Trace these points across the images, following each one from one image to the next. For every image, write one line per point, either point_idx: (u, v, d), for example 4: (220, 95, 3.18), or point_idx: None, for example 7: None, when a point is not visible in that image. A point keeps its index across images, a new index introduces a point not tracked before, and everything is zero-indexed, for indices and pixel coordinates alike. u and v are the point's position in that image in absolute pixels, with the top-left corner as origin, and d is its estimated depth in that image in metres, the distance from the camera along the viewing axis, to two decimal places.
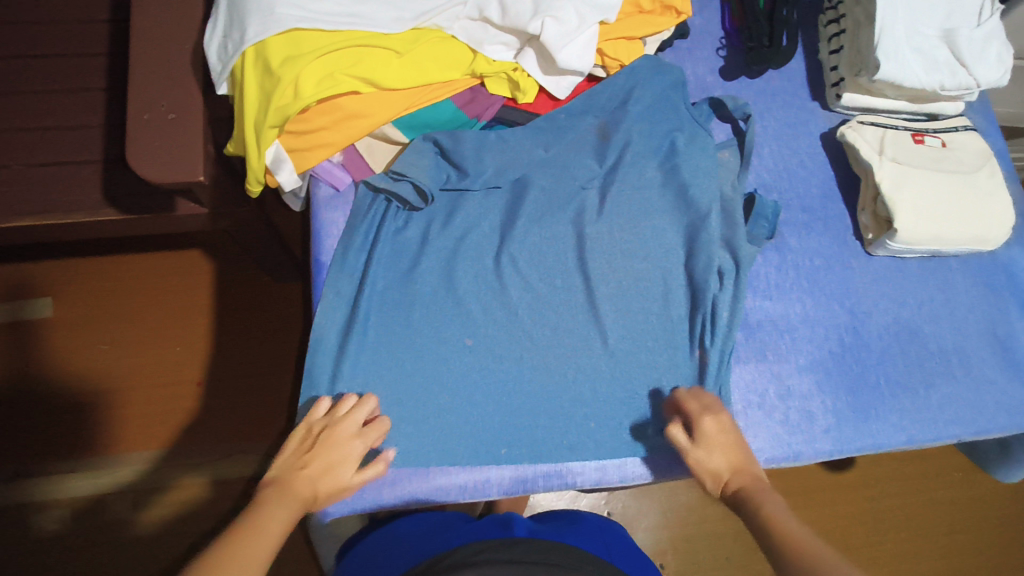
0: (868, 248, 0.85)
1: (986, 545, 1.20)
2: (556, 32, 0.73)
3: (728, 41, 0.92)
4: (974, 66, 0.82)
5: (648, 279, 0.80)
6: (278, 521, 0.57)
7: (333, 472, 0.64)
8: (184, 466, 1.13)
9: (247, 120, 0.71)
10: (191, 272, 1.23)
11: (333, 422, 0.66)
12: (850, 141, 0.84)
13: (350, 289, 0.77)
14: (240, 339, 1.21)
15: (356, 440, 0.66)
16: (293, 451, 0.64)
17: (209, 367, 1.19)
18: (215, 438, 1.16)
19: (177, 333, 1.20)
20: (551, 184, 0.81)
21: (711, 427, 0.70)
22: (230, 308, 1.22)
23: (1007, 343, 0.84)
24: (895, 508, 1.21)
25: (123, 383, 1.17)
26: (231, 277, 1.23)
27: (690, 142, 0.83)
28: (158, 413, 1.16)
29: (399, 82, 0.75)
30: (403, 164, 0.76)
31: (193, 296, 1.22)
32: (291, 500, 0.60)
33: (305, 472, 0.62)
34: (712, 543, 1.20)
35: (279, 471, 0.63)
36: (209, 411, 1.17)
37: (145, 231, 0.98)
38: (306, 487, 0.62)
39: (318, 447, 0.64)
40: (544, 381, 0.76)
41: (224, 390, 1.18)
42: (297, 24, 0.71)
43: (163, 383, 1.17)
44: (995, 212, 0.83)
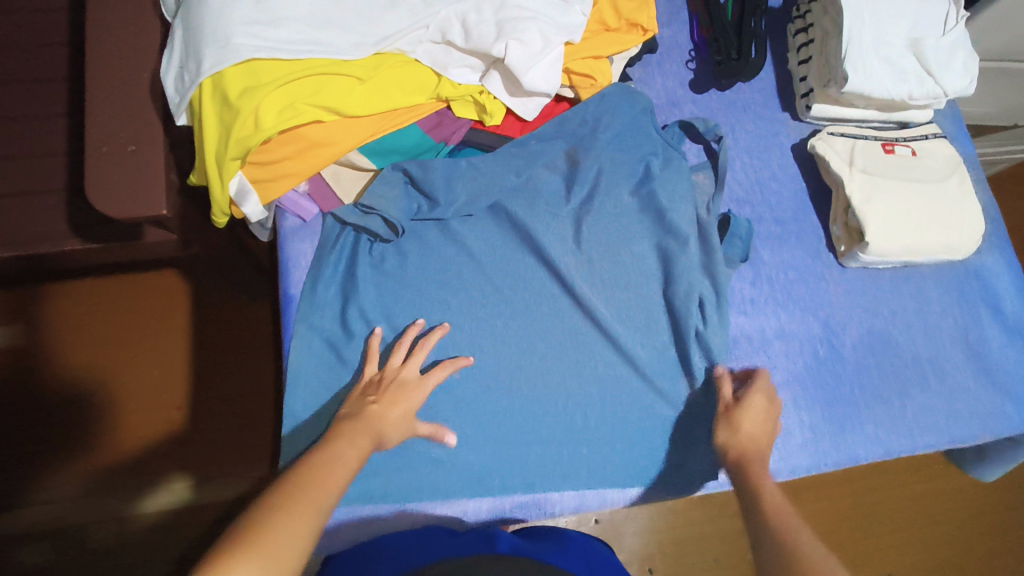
0: (841, 260, 0.85)
1: (965, 536, 1.22)
2: (520, 55, 0.72)
3: (696, 53, 0.91)
4: (940, 75, 0.82)
5: (630, 304, 0.80)
6: (348, 459, 0.60)
7: (403, 411, 0.67)
8: (166, 492, 1.11)
9: (207, 151, 0.70)
10: (168, 294, 1.21)
11: (393, 366, 0.70)
12: (820, 153, 0.84)
13: (321, 322, 0.75)
14: (219, 362, 1.19)
15: (418, 380, 0.70)
16: (360, 393, 0.68)
17: (192, 391, 1.17)
18: (199, 462, 1.14)
19: (157, 357, 1.18)
20: (523, 210, 0.80)
21: (757, 402, 0.73)
22: (210, 331, 1.20)
23: (979, 349, 0.85)
24: (878, 502, 1.22)
25: (104, 410, 1.14)
26: (208, 297, 1.21)
27: (664, 167, 0.82)
28: (141, 439, 1.14)
29: (362, 109, 0.74)
30: (372, 197, 0.75)
31: (171, 318, 1.20)
32: (362, 434, 0.63)
33: (375, 407, 0.66)
34: (701, 545, 1.21)
35: (350, 408, 0.67)
36: (191, 434, 1.15)
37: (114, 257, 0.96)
38: (377, 422, 0.65)
39: (385, 388, 0.68)
40: (523, 407, 0.75)
41: (206, 412, 1.16)
42: (255, 55, 0.69)
43: (146, 408, 1.15)
44: (966, 222, 0.83)
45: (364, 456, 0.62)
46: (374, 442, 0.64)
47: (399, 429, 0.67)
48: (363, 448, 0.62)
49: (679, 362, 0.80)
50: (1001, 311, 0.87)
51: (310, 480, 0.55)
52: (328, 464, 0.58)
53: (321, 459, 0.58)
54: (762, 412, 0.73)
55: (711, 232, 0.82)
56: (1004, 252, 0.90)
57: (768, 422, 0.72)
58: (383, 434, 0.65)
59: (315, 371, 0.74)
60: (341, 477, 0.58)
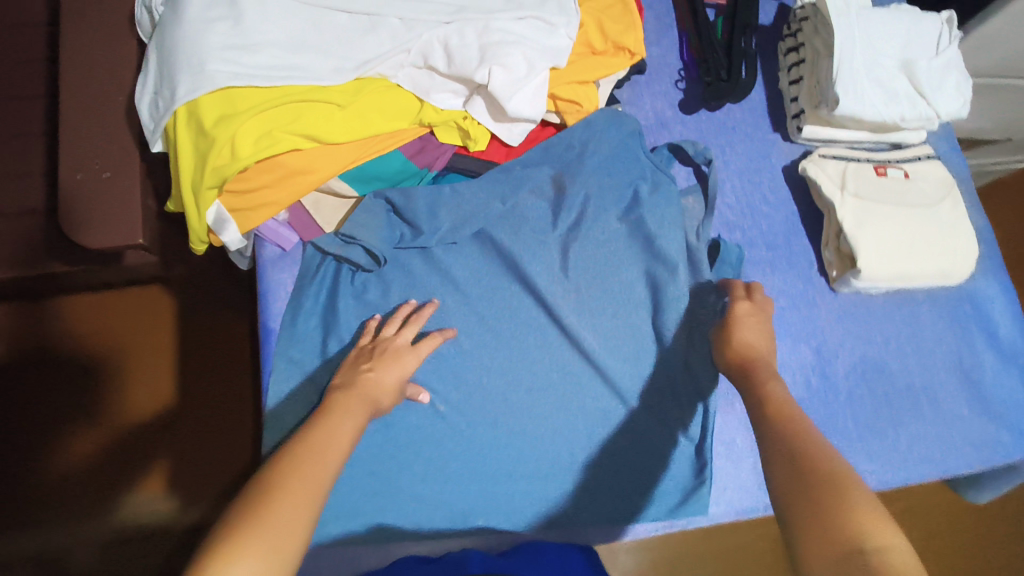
0: (833, 285, 0.84)
1: (961, 554, 1.21)
2: (504, 81, 0.70)
3: (686, 72, 0.90)
4: (933, 97, 0.80)
5: (619, 332, 0.78)
6: (346, 431, 0.59)
7: (397, 376, 0.67)
8: (151, 513, 1.06)
9: (183, 179, 0.68)
10: (152, 309, 1.12)
11: (385, 336, 0.70)
12: (812, 176, 0.83)
13: (302, 355, 0.73)
14: (205, 377, 1.12)
15: (410, 347, 0.69)
16: (352, 362, 0.67)
17: (178, 410, 1.10)
18: (185, 485, 1.08)
19: (141, 375, 1.11)
20: (510, 238, 0.78)
21: (744, 308, 0.73)
22: (198, 347, 1.13)
23: (973, 375, 0.84)
24: None
25: (83, 433, 1.07)
26: (194, 311, 1.13)
27: (653, 192, 0.81)
28: (126, 462, 1.08)
29: (342, 136, 0.72)
30: (353, 226, 0.73)
31: (157, 334, 1.12)
32: (358, 401, 0.62)
33: (370, 374, 0.65)
34: (695, 564, 1.19)
35: (343, 376, 0.66)
36: (175, 456, 1.09)
37: (98, 274, 0.95)
38: (373, 388, 0.64)
39: (378, 355, 0.67)
40: (510, 441, 0.73)
41: (193, 433, 1.10)
42: (230, 82, 0.67)
43: (130, 429, 1.09)
44: (959, 246, 0.82)
45: (361, 425, 0.61)
46: (370, 408, 0.63)
47: (393, 394, 0.66)
48: (359, 415, 0.61)
49: (670, 390, 0.78)
50: (995, 336, 0.86)
51: (309, 454, 0.54)
52: (326, 435, 0.57)
53: (317, 433, 0.57)
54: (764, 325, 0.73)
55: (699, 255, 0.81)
56: (998, 276, 0.88)
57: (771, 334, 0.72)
58: (377, 400, 0.64)
59: (297, 406, 0.71)
60: (339, 451, 0.56)
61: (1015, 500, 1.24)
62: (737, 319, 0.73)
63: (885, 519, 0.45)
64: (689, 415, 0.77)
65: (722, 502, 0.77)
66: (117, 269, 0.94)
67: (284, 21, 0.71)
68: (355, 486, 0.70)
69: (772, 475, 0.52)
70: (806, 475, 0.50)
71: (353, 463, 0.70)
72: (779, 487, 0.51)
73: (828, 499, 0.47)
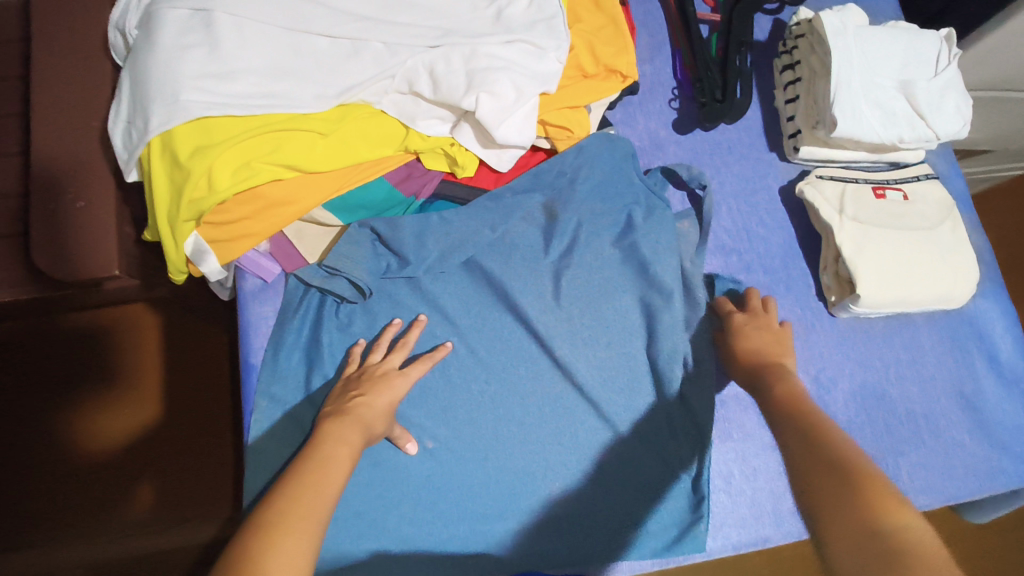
0: (831, 309, 0.82)
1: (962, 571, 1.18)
2: (491, 108, 0.68)
3: (680, 91, 0.88)
4: (932, 119, 0.78)
5: (613, 362, 0.76)
6: (341, 459, 0.56)
7: (389, 401, 0.64)
8: (137, 537, 0.99)
9: (159, 212, 0.65)
10: (138, 328, 1.04)
11: (373, 362, 0.68)
12: (809, 200, 0.81)
13: (287, 393, 0.70)
14: (191, 395, 1.05)
15: (400, 371, 0.67)
16: (342, 390, 0.65)
17: (167, 430, 1.03)
18: (178, 508, 1.00)
19: (122, 397, 1.02)
20: (500, 266, 0.76)
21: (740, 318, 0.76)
22: (185, 366, 1.06)
23: (974, 402, 0.82)
24: None
25: (60, 463, 0.99)
26: (182, 332, 1.07)
27: (648, 217, 0.79)
28: (109, 490, 0.99)
29: (324, 165, 0.69)
30: (336, 258, 0.71)
31: (140, 352, 1.04)
32: (354, 430, 0.59)
33: (361, 400, 0.63)
34: None
35: (333, 404, 0.63)
36: (164, 478, 1.01)
37: (76, 298, 0.90)
38: (368, 414, 0.62)
39: (367, 380, 0.65)
40: (504, 478, 0.71)
41: (184, 452, 1.03)
42: (206, 112, 0.64)
43: (116, 454, 1.00)
44: (960, 269, 0.80)
45: (356, 453, 0.58)
46: (364, 435, 0.60)
47: (385, 419, 0.63)
48: (354, 445, 0.58)
49: (665, 421, 0.75)
50: (996, 360, 0.84)
51: (305, 488, 0.52)
52: (322, 467, 0.54)
53: (313, 467, 0.54)
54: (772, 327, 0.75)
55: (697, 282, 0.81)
56: (998, 298, 0.87)
57: (780, 333, 0.74)
58: (371, 427, 0.61)
59: (280, 446, 0.69)
60: (335, 485, 0.54)
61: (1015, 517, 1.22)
62: (737, 327, 0.74)
63: (903, 503, 0.48)
64: (686, 447, 0.75)
65: (720, 537, 0.75)
66: (98, 293, 0.90)
67: (262, 46, 0.68)
68: (341, 532, 0.67)
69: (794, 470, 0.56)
70: (826, 469, 0.53)
71: (340, 506, 0.68)
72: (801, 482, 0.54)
73: (848, 487, 0.50)
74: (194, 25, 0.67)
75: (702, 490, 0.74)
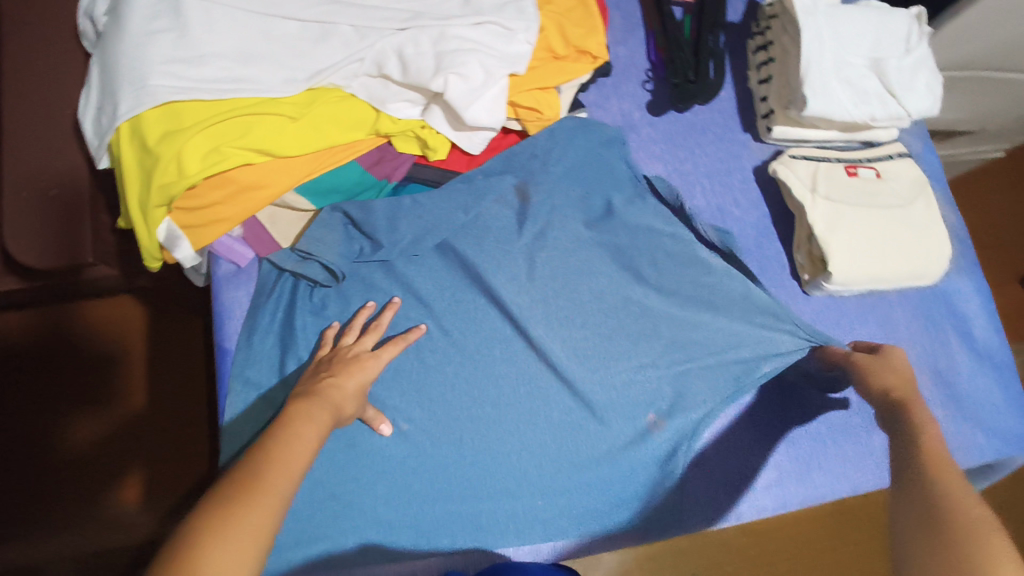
0: (805, 287, 0.83)
1: None
2: (461, 90, 0.68)
3: (654, 73, 0.88)
4: (903, 96, 0.79)
5: (589, 341, 0.77)
6: (308, 437, 0.56)
7: (359, 383, 0.65)
8: (118, 526, 0.97)
9: (131, 198, 0.65)
10: (127, 321, 1.05)
11: (345, 344, 0.68)
12: (782, 178, 0.81)
13: (263, 376, 0.71)
14: (174, 385, 1.04)
15: (372, 352, 0.67)
16: (312, 371, 0.65)
17: (151, 422, 1.02)
18: (161, 496, 0.99)
19: (111, 388, 1.02)
20: (474, 249, 0.77)
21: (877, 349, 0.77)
22: (171, 358, 1.05)
23: (947, 376, 0.83)
24: (857, 509, 1.19)
25: (46, 454, 0.98)
26: (168, 323, 1.07)
27: (628, 203, 0.81)
28: (93, 479, 0.98)
29: (295, 149, 0.69)
30: (308, 241, 0.71)
31: (127, 344, 1.04)
32: (321, 411, 0.59)
33: (331, 380, 0.63)
34: (680, 560, 1.11)
35: (303, 385, 0.63)
36: (150, 468, 1.00)
37: (59, 287, 0.91)
38: (336, 395, 0.62)
39: (338, 363, 0.65)
40: (480, 457, 0.72)
41: (169, 443, 1.02)
42: (173, 97, 0.64)
43: (101, 441, 1.00)
44: (931, 246, 0.80)
45: (324, 431, 0.58)
46: (332, 416, 0.60)
47: (354, 401, 0.64)
48: (324, 426, 0.58)
49: (641, 399, 0.76)
50: (969, 336, 0.85)
51: (269, 466, 0.52)
52: (287, 445, 0.54)
53: (279, 443, 0.54)
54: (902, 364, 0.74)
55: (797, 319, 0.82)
56: (972, 275, 0.87)
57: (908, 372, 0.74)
58: (339, 408, 0.62)
59: (252, 429, 0.69)
60: (300, 462, 0.54)
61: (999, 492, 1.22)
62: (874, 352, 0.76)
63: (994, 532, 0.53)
64: (665, 422, 0.76)
65: (695, 513, 0.75)
66: (77, 282, 0.90)
67: (229, 31, 0.68)
68: (315, 512, 0.68)
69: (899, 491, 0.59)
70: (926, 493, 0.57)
71: (315, 487, 0.68)
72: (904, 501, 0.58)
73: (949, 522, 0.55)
74: (162, 10, 0.67)
75: (677, 464, 0.74)
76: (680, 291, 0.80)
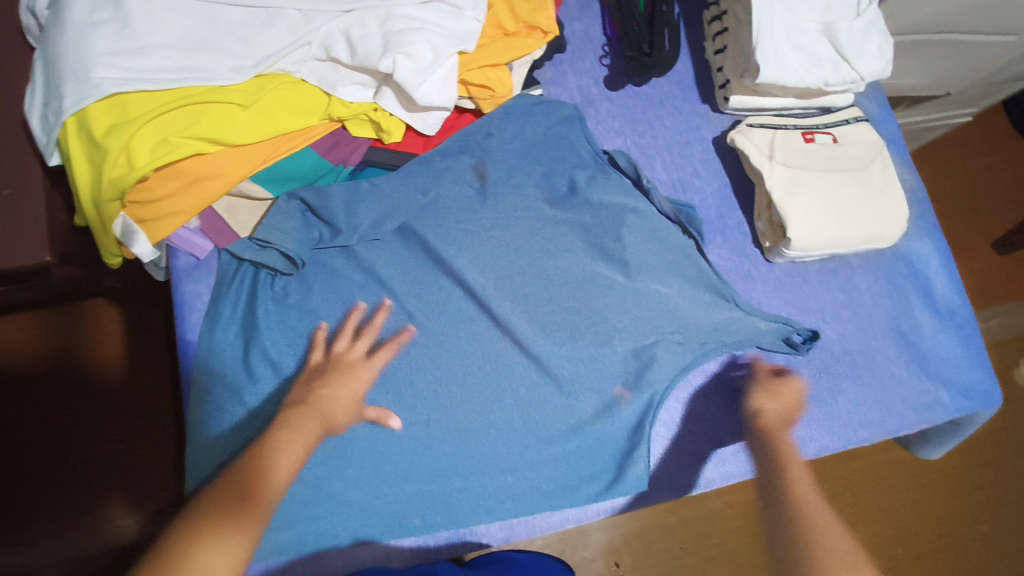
0: (767, 255, 0.83)
1: (932, 502, 1.19)
2: (409, 70, 0.68)
3: (610, 48, 0.88)
4: (855, 59, 0.79)
5: (555, 316, 0.77)
6: (294, 446, 0.61)
7: (352, 393, 0.68)
8: (105, 525, 0.96)
9: (82, 194, 0.64)
10: (95, 322, 1.03)
11: (338, 351, 0.70)
12: (740, 147, 0.81)
13: (229, 368, 0.71)
14: (144, 377, 1.02)
15: (366, 360, 0.70)
16: (305, 380, 0.67)
17: (125, 418, 1.00)
18: (143, 492, 0.98)
19: (85, 388, 1.00)
20: (434, 230, 0.77)
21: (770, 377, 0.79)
22: (138, 359, 1.03)
23: (910, 336, 0.84)
24: (843, 476, 1.19)
25: (34, 461, 0.97)
26: (136, 318, 1.04)
27: (591, 180, 0.80)
28: (75, 480, 0.97)
29: (248, 137, 0.68)
30: (265, 230, 0.71)
31: (99, 349, 1.02)
32: (314, 424, 0.63)
33: (323, 392, 0.66)
34: (666, 534, 1.13)
35: (295, 395, 0.66)
36: (128, 471, 0.99)
37: (23, 291, 0.90)
38: (329, 406, 0.66)
39: (331, 372, 0.68)
40: (449, 437, 0.72)
41: (143, 444, 1.00)
42: (118, 89, 0.63)
43: (79, 442, 0.99)
44: (889, 209, 0.81)
45: (313, 440, 0.63)
46: (323, 426, 0.64)
47: (348, 411, 0.67)
48: (312, 436, 0.63)
49: (608, 372, 0.77)
50: (932, 296, 0.86)
51: (259, 472, 0.58)
52: (275, 453, 0.59)
53: (267, 451, 0.59)
54: (789, 395, 0.78)
55: (752, 286, 0.83)
56: (932, 235, 0.88)
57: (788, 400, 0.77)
58: (333, 419, 0.66)
59: (220, 418, 0.70)
60: (287, 469, 0.60)
61: (982, 452, 1.23)
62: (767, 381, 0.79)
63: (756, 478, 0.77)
64: (634, 392, 0.76)
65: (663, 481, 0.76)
66: (42, 285, 0.89)
67: (174, 19, 0.66)
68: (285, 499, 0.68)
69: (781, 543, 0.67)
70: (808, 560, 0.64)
71: None
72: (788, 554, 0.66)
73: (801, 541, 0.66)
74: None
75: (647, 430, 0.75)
76: (644, 263, 0.79)
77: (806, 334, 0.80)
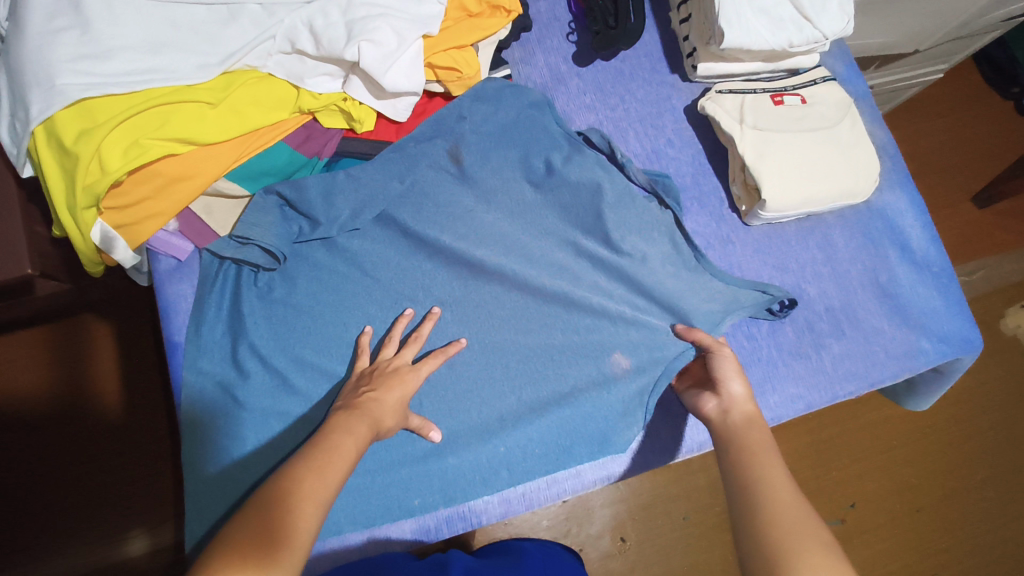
0: (745, 219, 0.84)
1: (925, 454, 1.21)
2: (374, 56, 0.68)
3: (576, 24, 0.88)
4: (817, 19, 0.80)
5: (539, 293, 0.78)
6: (346, 447, 0.58)
7: (399, 397, 0.66)
8: (115, 538, 0.97)
9: (55, 203, 0.63)
10: (86, 337, 1.03)
11: (385, 357, 0.70)
12: (710, 113, 0.82)
13: (220, 366, 0.72)
14: (141, 387, 1.02)
15: (411, 365, 0.69)
16: (355, 384, 0.67)
17: (127, 430, 1.01)
18: (151, 502, 0.99)
19: (84, 404, 1.00)
20: (413, 216, 0.77)
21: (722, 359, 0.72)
22: (132, 370, 1.03)
23: (889, 289, 0.85)
24: (836, 436, 1.21)
25: (39, 480, 0.98)
26: (127, 330, 1.04)
27: (568, 161, 0.80)
28: (82, 495, 0.98)
29: (218, 135, 0.69)
30: (244, 227, 0.71)
31: (93, 363, 1.02)
32: (362, 426, 0.61)
33: (371, 395, 0.65)
34: (669, 505, 1.14)
35: (345, 400, 0.65)
36: (126, 486, 0.99)
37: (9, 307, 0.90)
38: (376, 410, 0.64)
39: (378, 377, 0.67)
40: (445, 420, 0.73)
41: (140, 455, 1.00)
42: (85, 94, 0.62)
43: (83, 457, 0.99)
44: (859, 164, 0.82)
45: (363, 445, 0.60)
46: (372, 429, 0.62)
47: (395, 414, 0.65)
48: (362, 438, 0.60)
49: (596, 345, 0.78)
50: (909, 249, 0.87)
51: (313, 471, 0.54)
52: (328, 452, 0.57)
53: (322, 453, 0.56)
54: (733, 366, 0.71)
55: (731, 250, 0.84)
56: (904, 188, 0.90)
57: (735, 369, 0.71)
58: (381, 422, 0.63)
59: (216, 416, 0.71)
60: (341, 470, 0.56)
61: (970, 400, 1.25)
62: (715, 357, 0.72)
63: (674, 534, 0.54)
64: (625, 365, 0.77)
65: (656, 449, 0.77)
66: (28, 300, 0.89)
67: (136, 22, 0.66)
68: None
69: (737, 524, 0.54)
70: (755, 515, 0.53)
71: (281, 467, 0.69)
72: (743, 534, 0.53)
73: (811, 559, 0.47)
74: (62, 5, 0.64)
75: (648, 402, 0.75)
76: (624, 235, 0.80)
77: (785, 302, 0.80)
